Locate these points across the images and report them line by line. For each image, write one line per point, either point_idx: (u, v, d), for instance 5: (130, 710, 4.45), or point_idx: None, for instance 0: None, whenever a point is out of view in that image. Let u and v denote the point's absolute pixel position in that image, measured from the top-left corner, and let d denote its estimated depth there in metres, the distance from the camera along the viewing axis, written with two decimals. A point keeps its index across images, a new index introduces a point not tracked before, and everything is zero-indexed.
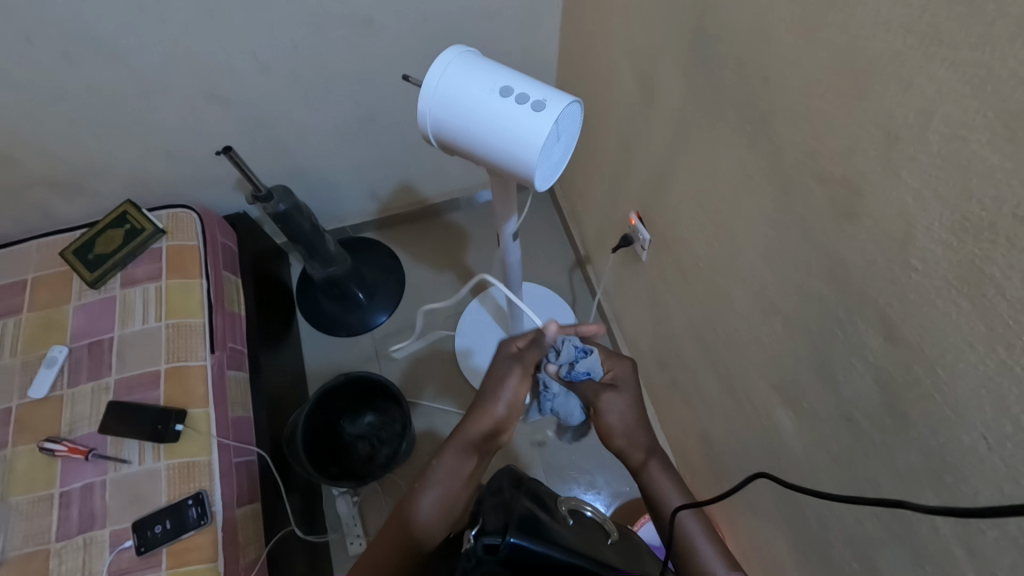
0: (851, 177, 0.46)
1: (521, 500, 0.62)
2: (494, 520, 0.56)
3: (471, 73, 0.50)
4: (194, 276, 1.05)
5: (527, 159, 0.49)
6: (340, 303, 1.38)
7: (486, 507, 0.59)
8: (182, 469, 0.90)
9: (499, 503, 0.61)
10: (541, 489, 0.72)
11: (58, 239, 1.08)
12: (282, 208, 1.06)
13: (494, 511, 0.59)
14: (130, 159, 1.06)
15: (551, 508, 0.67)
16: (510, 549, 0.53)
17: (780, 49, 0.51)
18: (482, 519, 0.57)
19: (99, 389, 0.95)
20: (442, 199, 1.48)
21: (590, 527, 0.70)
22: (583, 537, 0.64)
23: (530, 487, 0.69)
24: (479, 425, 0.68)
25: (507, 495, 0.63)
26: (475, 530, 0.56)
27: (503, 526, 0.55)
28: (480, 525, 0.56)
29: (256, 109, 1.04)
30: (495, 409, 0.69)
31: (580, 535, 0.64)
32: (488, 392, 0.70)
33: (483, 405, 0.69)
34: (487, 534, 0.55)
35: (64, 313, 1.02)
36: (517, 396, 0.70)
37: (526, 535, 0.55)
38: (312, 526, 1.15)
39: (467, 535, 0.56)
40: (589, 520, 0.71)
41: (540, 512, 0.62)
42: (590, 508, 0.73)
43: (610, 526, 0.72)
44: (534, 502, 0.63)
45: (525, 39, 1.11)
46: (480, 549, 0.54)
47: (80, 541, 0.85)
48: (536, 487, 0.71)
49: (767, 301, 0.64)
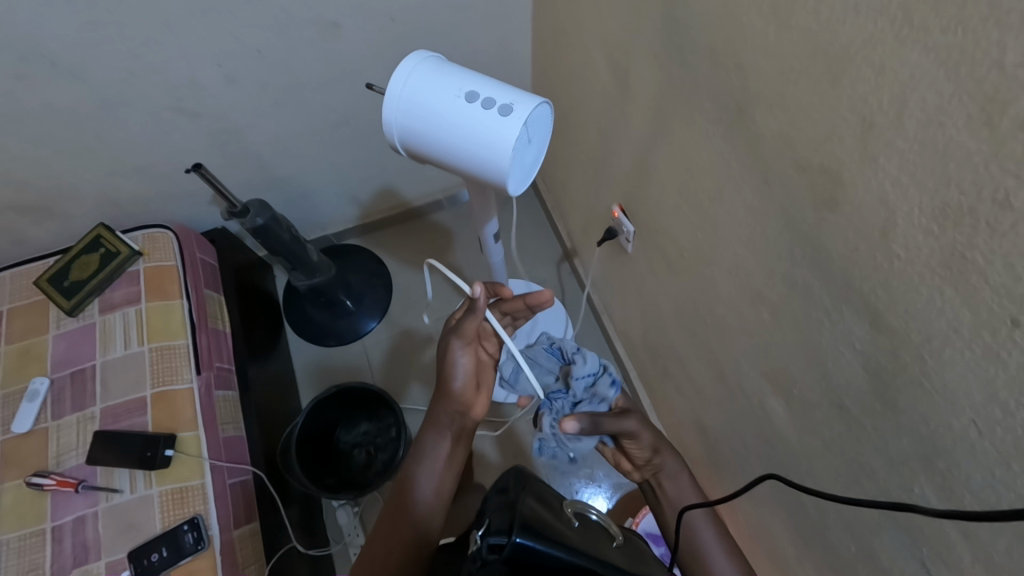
0: (829, 164, 0.45)
1: (527, 497, 0.61)
2: (499, 519, 0.56)
3: (434, 79, 0.48)
4: (174, 296, 1.03)
5: (497, 165, 0.48)
6: (327, 310, 1.37)
7: (491, 507, 0.60)
8: (175, 494, 0.89)
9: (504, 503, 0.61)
10: (550, 491, 0.71)
11: (31, 267, 1.05)
12: (259, 222, 1.04)
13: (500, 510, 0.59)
14: (99, 182, 1.03)
15: (558, 508, 0.67)
16: (515, 549, 0.53)
17: (752, 37, 0.50)
18: (488, 520, 0.59)
19: (84, 419, 0.93)
20: (424, 200, 1.46)
21: (595, 529, 0.69)
22: (588, 538, 0.63)
23: (539, 487, 0.69)
24: (445, 406, 0.71)
25: (513, 492, 0.63)
26: (481, 531, 0.57)
27: (508, 525, 0.55)
28: (486, 526, 0.58)
29: (226, 122, 1.02)
30: (455, 387, 0.70)
31: (584, 536, 0.63)
32: (444, 377, 0.70)
33: (445, 389, 0.70)
34: (492, 535, 0.56)
35: (42, 342, 0.99)
36: (471, 365, 0.71)
37: (534, 534, 0.54)
38: (314, 539, 1.14)
39: (472, 536, 0.56)
40: (594, 523, 0.71)
41: (546, 511, 0.62)
42: (594, 511, 0.72)
43: (614, 530, 0.71)
44: (540, 502, 0.63)
45: (498, 34, 1.09)
46: (485, 549, 0.55)
47: (76, 575, 0.83)
48: (543, 488, 0.69)
49: (753, 290, 0.64)
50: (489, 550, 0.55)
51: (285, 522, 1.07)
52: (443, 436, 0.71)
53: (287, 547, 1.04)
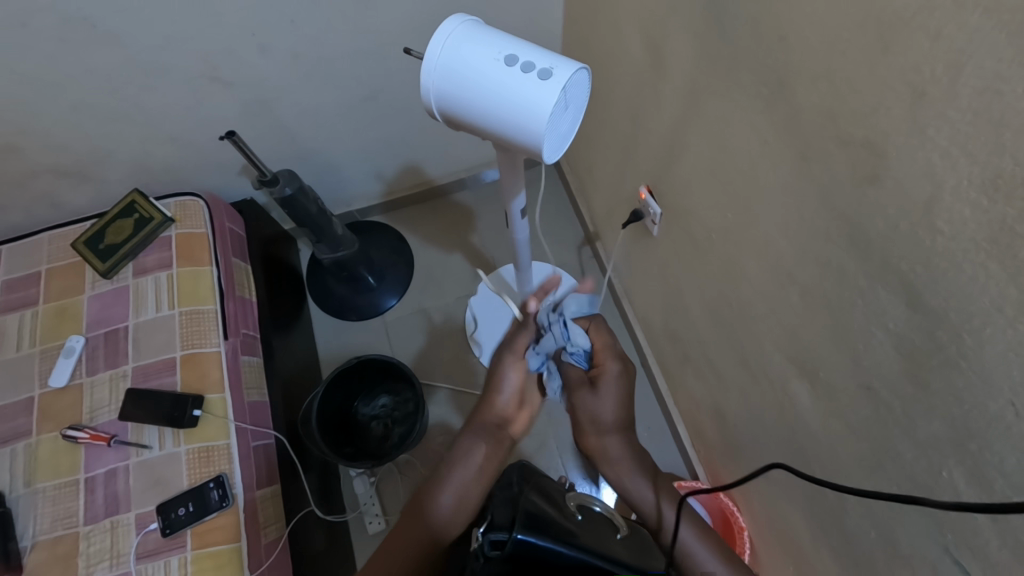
0: (873, 138, 0.44)
1: (529, 495, 0.63)
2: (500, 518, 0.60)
3: (475, 41, 0.48)
4: (204, 263, 1.05)
5: (533, 131, 0.47)
6: (349, 284, 1.39)
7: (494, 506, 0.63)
8: (201, 452, 0.92)
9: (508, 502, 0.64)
10: (553, 487, 0.73)
11: (69, 230, 1.08)
12: (288, 191, 1.05)
13: (503, 509, 0.63)
14: (135, 149, 1.06)
15: (561, 504, 0.68)
16: (514, 544, 0.55)
17: (798, 4, 0.49)
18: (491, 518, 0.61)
19: (116, 376, 0.97)
20: (449, 179, 1.47)
21: (600, 522, 0.69)
22: (594, 533, 0.64)
23: (541, 483, 0.71)
24: (487, 415, 0.75)
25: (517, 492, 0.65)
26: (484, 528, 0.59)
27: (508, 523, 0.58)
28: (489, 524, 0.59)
29: (259, 92, 1.03)
30: (500, 400, 0.77)
31: (590, 532, 0.63)
32: (492, 390, 0.78)
33: (489, 398, 0.77)
34: (494, 531, 0.57)
35: (78, 302, 1.03)
36: (517, 386, 0.78)
37: (534, 530, 0.56)
38: (331, 506, 1.17)
39: (475, 535, 0.58)
40: (599, 516, 0.70)
41: (547, 506, 0.63)
42: (599, 503, 0.72)
43: (620, 521, 0.71)
44: (543, 497, 0.64)
45: (529, 11, 1.08)
46: (488, 546, 0.57)
47: (107, 524, 0.87)
48: (547, 485, 0.72)
49: (782, 272, 0.63)
50: (491, 546, 0.57)
51: (304, 488, 1.09)
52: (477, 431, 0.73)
53: (306, 511, 1.07)
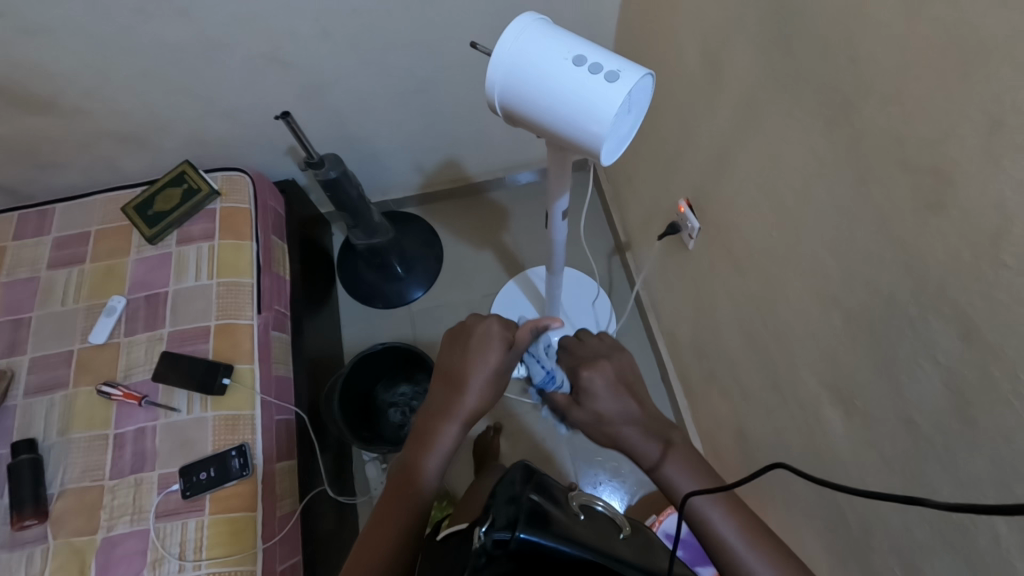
0: (940, 166, 0.44)
1: (530, 493, 0.61)
2: (503, 517, 0.56)
3: (544, 38, 0.48)
4: (245, 237, 1.08)
5: (594, 131, 0.48)
6: (379, 272, 1.41)
7: (496, 502, 0.59)
8: (227, 421, 0.94)
9: (509, 498, 0.60)
10: (553, 485, 0.73)
11: (121, 194, 1.12)
12: (332, 175, 1.07)
13: (504, 506, 0.58)
14: (190, 121, 1.09)
15: (561, 502, 0.68)
16: (518, 544, 0.53)
17: (873, 26, 0.48)
18: (491, 516, 0.57)
19: (153, 339, 1.00)
20: (485, 177, 1.48)
21: (601, 520, 0.70)
22: (594, 533, 0.64)
23: (541, 481, 0.70)
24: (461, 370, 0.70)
25: (518, 488, 0.62)
26: (484, 526, 0.55)
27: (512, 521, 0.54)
28: (489, 522, 0.56)
29: (315, 75, 1.06)
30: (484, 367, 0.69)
31: (591, 530, 0.64)
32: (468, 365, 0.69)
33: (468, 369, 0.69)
34: (497, 530, 0.54)
35: (124, 264, 1.06)
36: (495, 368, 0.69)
37: (538, 530, 0.55)
38: (343, 487, 1.18)
39: (476, 531, 0.55)
40: (600, 515, 0.72)
41: (550, 506, 0.62)
42: (601, 503, 0.75)
43: (621, 522, 0.73)
44: (545, 498, 0.63)
45: (585, 15, 1.08)
46: (490, 545, 0.53)
47: (132, 480, 0.89)
48: (547, 482, 0.71)
49: (826, 295, 0.62)
50: (494, 545, 0.53)
51: (319, 467, 1.11)
52: (448, 420, 0.67)
53: (319, 490, 1.08)
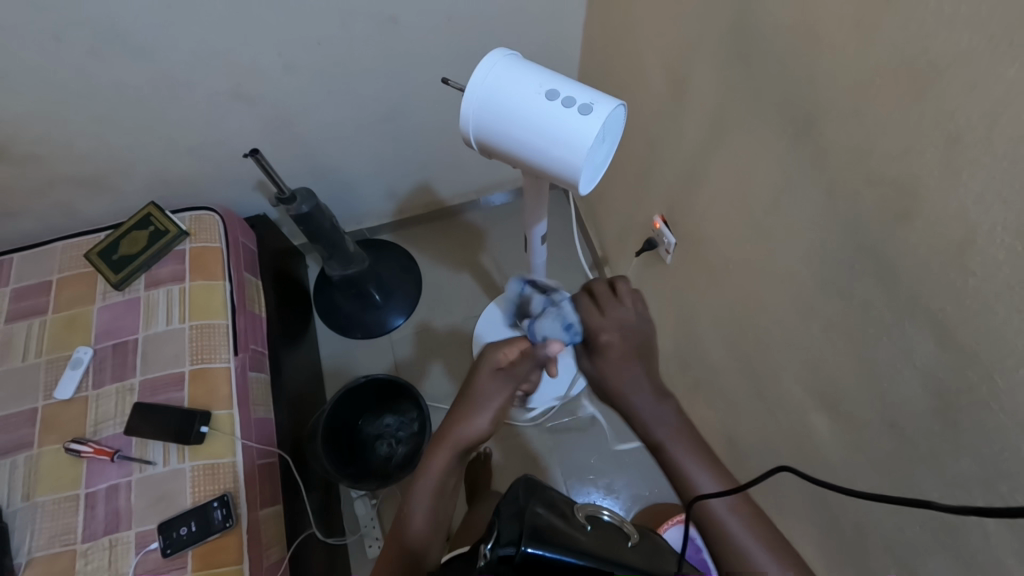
0: (903, 179, 0.46)
1: (535, 508, 0.62)
2: (508, 532, 0.58)
3: (516, 74, 0.49)
4: (217, 277, 1.05)
5: (571, 163, 0.48)
6: (356, 302, 1.39)
7: (501, 516, 0.61)
8: (207, 470, 0.90)
9: (513, 512, 0.62)
10: (556, 499, 0.71)
11: (83, 239, 1.08)
12: (305, 209, 1.06)
13: (510, 520, 0.60)
14: (154, 162, 1.06)
15: (567, 516, 0.67)
16: (524, 558, 0.54)
17: (829, 49, 0.50)
18: (497, 530, 0.59)
19: (124, 389, 0.95)
20: (459, 200, 1.48)
21: (609, 530, 0.69)
22: (601, 543, 0.62)
23: (544, 495, 0.69)
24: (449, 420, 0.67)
25: (523, 502, 0.64)
26: (490, 542, 0.58)
27: (517, 536, 0.56)
28: (495, 537, 0.58)
29: (282, 110, 1.05)
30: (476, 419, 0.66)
31: (599, 542, 0.62)
32: (462, 409, 0.67)
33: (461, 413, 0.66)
34: (503, 545, 0.56)
35: (88, 312, 1.02)
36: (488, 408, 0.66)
37: (543, 543, 0.55)
38: (332, 527, 1.14)
39: (483, 549, 0.57)
40: (607, 524, 0.71)
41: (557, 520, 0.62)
42: (607, 511, 0.74)
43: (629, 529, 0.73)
44: (551, 512, 0.64)
45: (549, 39, 1.10)
46: (496, 560, 0.55)
47: (106, 542, 0.85)
48: (550, 495, 0.71)
49: (803, 304, 0.64)
50: (500, 561, 0.55)
51: (306, 509, 1.07)
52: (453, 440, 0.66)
53: (308, 534, 1.04)
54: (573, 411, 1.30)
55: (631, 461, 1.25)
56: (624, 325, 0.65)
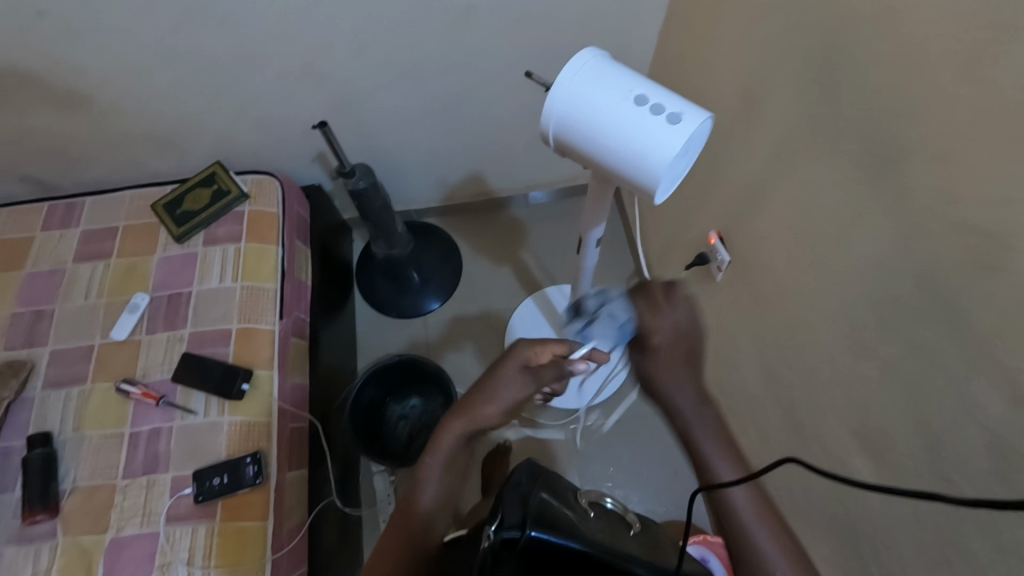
0: (1000, 230, 0.44)
1: (538, 493, 0.64)
2: (512, 515, 0.57)
3: (605, 76, 0.48)
4: (270, 242, 1.08)
5: (651, 171, 0.48)
6: (396, 282, 1.41)
7: (505, 500, 0.61)
8: (242, 426, 0.93)
9: (517, 496, 0.62)
10: (563, 482, 0.75)
11: (150, 191, 1.13)
12: (361, 186, 1.08)
13: (514, 505, 0.60)
14: (223, 125, 1.10)
15: (571, 500, 0.71)
16: (530, 541, 0.54)
17: (934, 85, 0.48)
18: (501, 514, 0.59)
19: (173, 339, 0.99)
20: (507, 193, 1.48)
21: (611, 518, 0.73)
22: (604, 533, 0.65)
23: (549, 481, 0.72)
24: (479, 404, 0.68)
25: (525, 486, 0.65)
26: (494, 526, 0.58)
27: (521, 520, 0.56)
28: (499, 521, 0.58)
29: (350, 88, 1.06)
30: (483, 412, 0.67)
31: (601, 531, 0.66)
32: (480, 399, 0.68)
33: (471, 404, 0.69)
34: (506, 529, 0.56)
35: (148, 262, 1.06)
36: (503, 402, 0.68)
37: (547, 527, 0.56)
38: (349, 498, 1.17)
39: (486, 532, 0.57)
40: (608, 512, 0.75)
41: (558, 505, 0.64)
42: (609, 499, 0.77)
43: (629, 517, 0.76)
44: (553, 497, 0.66)
45: (621, 42, 1.09)
46: (499, 543, 0.55)
47: (143, 481, 0.89)
48: (555, 482, 0.73)
49: (862, 344, 0.62)
50: (503, 545, 0.55)
51: (328, 477, 1.10)
52: (454, 432, 0.68)
53: (327, 501, 1.07)
54: (596, 417, 1.30)
55: (649, 475, 1.24)
56: (677, 328, 0.65)
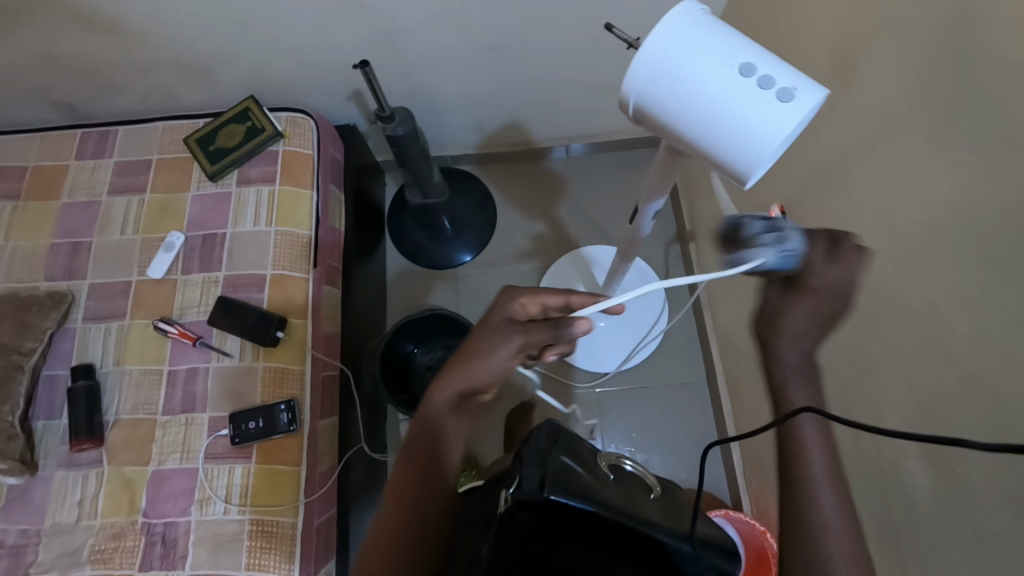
0: None
1: (558, 453, 0.67)
2: (530, 477, 0.63)
3: (705, 41, 0.43)
4: (305, 185, 1.05)
5: (751, 154, 0.43)
6: (428, 231, 1.37)
7: (524, 461, 0.65)
8: (276, 372, 0.94)
9: (536, 455, 0.67)
10: (581, 443, 0.76)
11: (182, 124, 1.09)
12: (400, 132, 1.02)
13: (532, 465, 0.65)
14: (257, 55, 1.03)
15: (589, 462, 0.72)
16: (546, 503, 0.60)
17: None
18: (520, 475, 0.63)
19: (209, 281, 0.99)
20: (548, 144, 1.40)
21: (631, 480, 0.74)
22: (623, 492, 0.70)
23: (569, 441, 0.73)
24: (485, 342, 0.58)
25: (546, 446, 0.68)
26: (512, 486, 0.62)
27: (539, 484, 0.61)
28: (517, 482, 0.63)
29: (391, 21, 0.98)
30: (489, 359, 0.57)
31: (619, 491, 0.69)
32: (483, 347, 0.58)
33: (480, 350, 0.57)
34: (524, 491, 0.61)
35: (183, 199, 1.04)
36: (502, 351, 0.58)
37: (563, 492, 0.61)
38: (376, 442, 1.20)
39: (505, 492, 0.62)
40: (628, 475, 0.75)
41: (578, 466, 0.68)
42: (628, 462, 0.77)
43: (651, 481, 0.75)
44: (572, 457, 0.69)
45: None
46: (517, 503, 0.61)
47: (182, 420, 0.91)
48: (573, 440, 0.75)
49: (940, 350, 0.57)
50: (520, 505, 0.61)
51: (356, 420, 1.11)
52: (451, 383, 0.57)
53: (356, 445, 1.09)
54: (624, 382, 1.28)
55: (673, 442, 1.23)
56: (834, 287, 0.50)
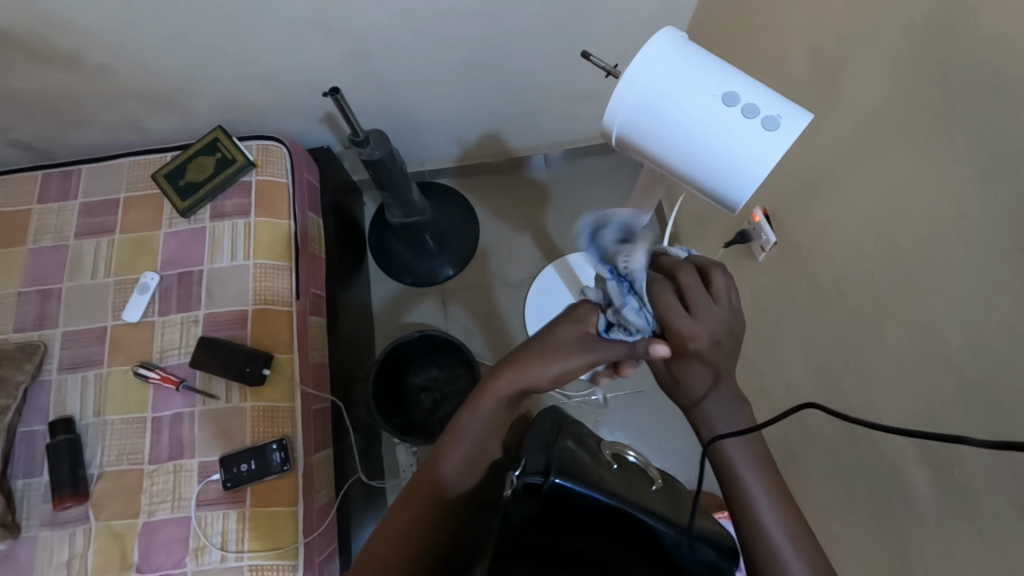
0: None
1: (563, 440, 0.63)
2: (534, 461, 0.55)
3: (693, 74, 0.49)
4: (282, 215, 1.02)
5: (737, 173, 0.50)
6: (412, 249, 1.35)
7: (528, 444, 0.58)
8: (266, 412, 0.91)
9: (540, 442, 0.60)
10: (586, 434, 0.75)
11: (150, 159, 1.05)
12: (377, 156, 1.00)
13: (536, 450, 0.58)
14: (224, 84, 1.00)
15: (592, 450, 0.70)
16: (552, 490, 0.52)
17: None
18: (523, 457, 0.56)
19: (189, 320, 0.96)
20: (528, 153, 1.39)
21: (633, 472, 0.71)
22: (628, 482, 0.65)
23: (572, 430, 0.71)
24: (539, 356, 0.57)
25: (550, 433, 0.64)
26: (514, 468, 0.53)
27: (544, 467, 0.54)
28: (520, 464, 0.54)
29: (362, 43, 0.96)
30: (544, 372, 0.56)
31: (622, 481, 0.64)
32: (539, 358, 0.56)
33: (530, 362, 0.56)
34: (529, 474, 0.53)
35: (155, 237, 1.01)
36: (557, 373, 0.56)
37: (571, 476, 0.54)
38: (373, 469, 1.17)
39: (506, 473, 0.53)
40: (631, 465, 0.73)
41: (580, 453, 0.63)
42: (632, 454, 0.75)
43: (651, 473, 0.72)
44: (577, 446, 0.65)
45: None
46: (522, 487, 0.52)
47: (171, 467, 0.88)
48: (576, 431, 0.72)
49: (935, 354, 0.57)
50: (525, 489, 0.52)
51: (350, 448, 1.08)
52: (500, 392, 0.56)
53: (352, 475, 1.06)
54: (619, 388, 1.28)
55: (671, 446, 1.23)
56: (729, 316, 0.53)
